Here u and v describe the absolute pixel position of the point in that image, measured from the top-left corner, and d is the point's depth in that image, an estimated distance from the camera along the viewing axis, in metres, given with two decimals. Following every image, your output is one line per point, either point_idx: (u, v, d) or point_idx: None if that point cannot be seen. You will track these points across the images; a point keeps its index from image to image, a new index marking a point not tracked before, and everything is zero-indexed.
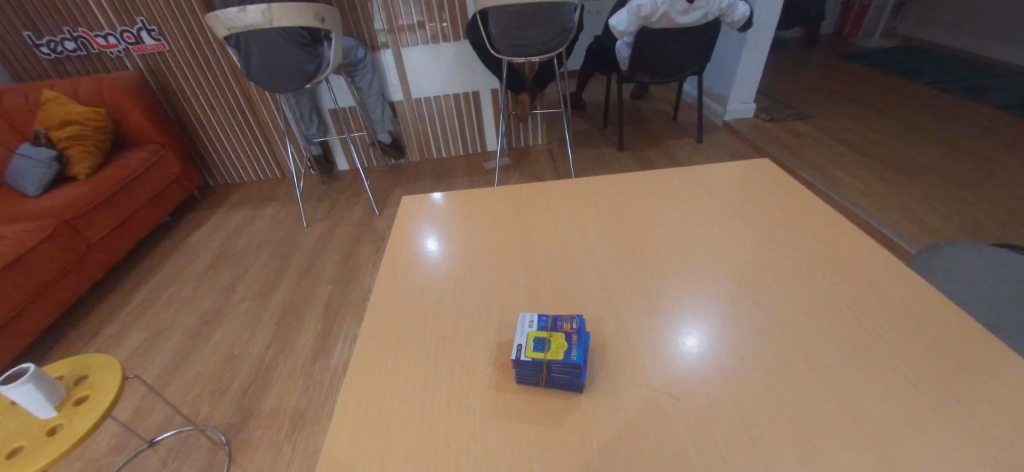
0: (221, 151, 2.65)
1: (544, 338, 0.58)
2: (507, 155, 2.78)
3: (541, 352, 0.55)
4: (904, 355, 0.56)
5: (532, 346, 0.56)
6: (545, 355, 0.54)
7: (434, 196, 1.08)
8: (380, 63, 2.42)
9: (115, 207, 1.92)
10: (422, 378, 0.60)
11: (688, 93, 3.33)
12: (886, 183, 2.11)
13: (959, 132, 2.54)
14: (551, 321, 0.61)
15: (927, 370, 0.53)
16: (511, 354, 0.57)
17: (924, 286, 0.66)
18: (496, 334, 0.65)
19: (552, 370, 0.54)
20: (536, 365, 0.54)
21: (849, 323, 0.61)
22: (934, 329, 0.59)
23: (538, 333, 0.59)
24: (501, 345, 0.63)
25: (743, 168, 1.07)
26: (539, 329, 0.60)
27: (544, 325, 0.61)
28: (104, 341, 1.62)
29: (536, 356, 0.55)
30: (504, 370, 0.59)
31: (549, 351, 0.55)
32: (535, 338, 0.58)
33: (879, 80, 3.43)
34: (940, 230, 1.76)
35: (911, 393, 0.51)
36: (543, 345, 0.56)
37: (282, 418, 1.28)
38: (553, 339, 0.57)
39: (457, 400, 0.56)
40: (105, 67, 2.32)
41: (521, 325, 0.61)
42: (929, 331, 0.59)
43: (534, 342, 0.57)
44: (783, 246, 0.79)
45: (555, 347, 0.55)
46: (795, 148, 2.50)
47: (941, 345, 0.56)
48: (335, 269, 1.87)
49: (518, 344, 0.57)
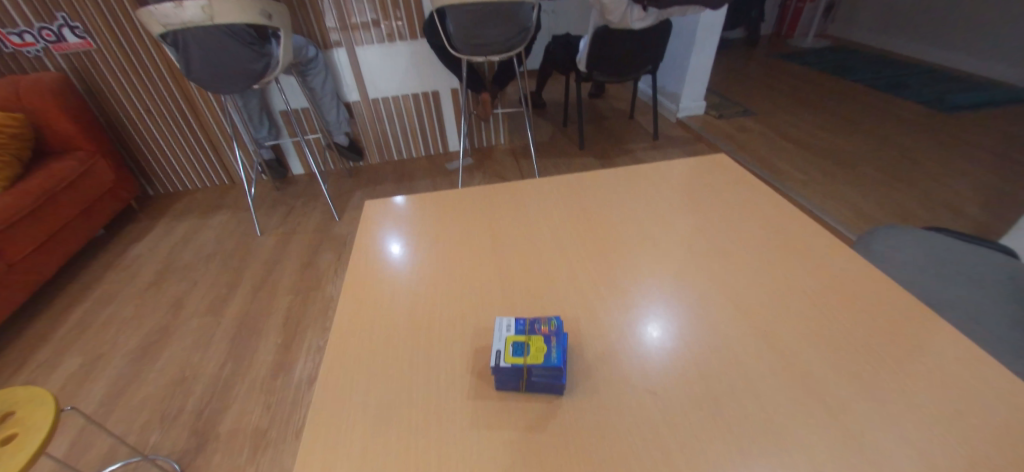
0: (161, 158, 2.47)
1: (523, 342, 0.58)
2: (470, 155, 2.78)
3: (521, 356, 0.56)
4: (848, 338, 0.61)
5: (512, 352, 0.57)
6: (525, 360, 0.55)
7: (398, 199, 1.07)
8: (334, 62, 2.35)
9: (39, 223, 1.74)
10: (398, 390, 0.59)
11: (643, 92, 3.46)
12: (823, 173, 2.29)
13: (883, 124, 2.80)
14: (528, 324, 0.62)
15: (868, 352, 0.59)
16: (490, 361, 0.57)
17: (861, 273, 0.73)
18: (470, 340, 0.65)
19: (533, 374, 0.55)
20: (516, 370, 0.55)
21: (796, 309, 0.67)
22: (871, 313, 0.65)
23: (516, 337, 0.60)
24: (477, 351, 0.63)
25: (694, 164, 1.13)
26: (516, 333, 0.60)
27: (522, 328, 0.61)
28: (32, 371, 1.47)
29: (516, 361, 0.55)
30: (481, 377, 0.59)
31: (530, 355, 0.56)
32: (513, 342, 0.59)
33: (814, 78, 3.71)
34: (870, 216, 1.94)
35: (854, 372, 0.56)
36: (522, 350, 0.57)
37: (243, 438, 1.22)
38: (532, 343, 0.58)
39: (436, 412, 0.55)
40: (21, 68, 2.10)
41: (499, 330, 0.61)
42: (867, 315, 0.64)
43: (513, 347, 0.58)
44: (736, 239, 0.84)
45: (534, 352, 0.56)
46: (742, 143, 2.67)
47: (875, 327, 0.62)
48: (295, 278, 1.80)
49: (497, 350, 0.57)
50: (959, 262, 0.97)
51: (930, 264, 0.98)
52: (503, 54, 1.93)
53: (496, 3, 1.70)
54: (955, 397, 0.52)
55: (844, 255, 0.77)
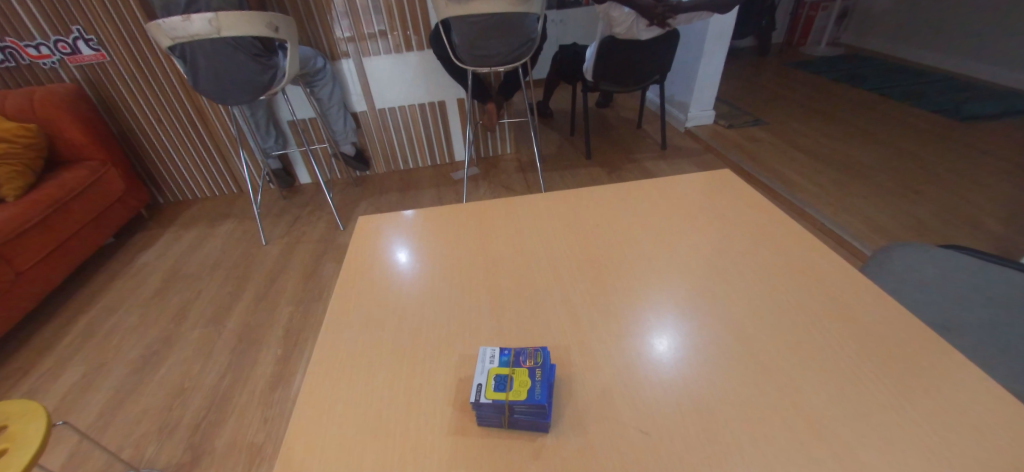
0: (171, 168, 2.51)
1: (506, 375, 0.56)
2: (476, 164, 2.77)
3: (503, 392, 0.53)
4: (856, 374, 0.57)
5: (493, 386, 0.55)
6: (507, 396, 0.53)
7: (391, 219, 1.07)
8: (341, 73, 2.37)
9: (49, 231, 1.77)
10: (381, 424, 0.57)
11: (651, 101, 3.43)
12: (837, 185, 2.23)
13: (899, 135, 2.72)
14: (513, 355, 0.59)
15: (879, 390, 0.55)
16: (471, 396, 0.55)
17: (871, 302, 0.69)
18: (457, 369, 0.63)
19: (515, 411, 0.53)
20: (498, 406, 0.53)
21: (800, 339, 0.63)
22: (882, 346, 0.61)
23: (499, 370, 0.57)
24: (461, 382, 0.61)
25: (697, 181, 1.10)
26: (500, 364, 0.58)
27: (506, 360, 0.59)
28: (36, 379, 1.47)
29: (498, 397, 0.53)
30: (465, 411, 0.57)
31: (512, 390, 0.53)
32: (496, 375, 0.56)
33: (826, 87, 3.64)
34: (887, 230, 1.87)
35: (862, 414, 0.52)
36: (504, 385, 0.54)
37: (238, 453, 1.20)
38: (515, 376, 0.56)
39: (416, 449, 0.53)
40: (37, 79, 2.15)
41: (482, 361, 0.59)
42: (878, 349, 0.61)
43: (495, 380, 0.55)
44: (736, 263, 0.81)
45: (518, 387, 0.54)
46: (752, 154, 2.62)
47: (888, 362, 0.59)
48: (297, 288, 1.79)
49: (478, 384, 0.55)
50: (982, 283, 0.92)
51: (952, 286, 0.93)
52: (509, 65, 1.91)
53: (502, 13, 1.69)
54: (977, 445, 0.48)
55: (852, 281, 0.74)
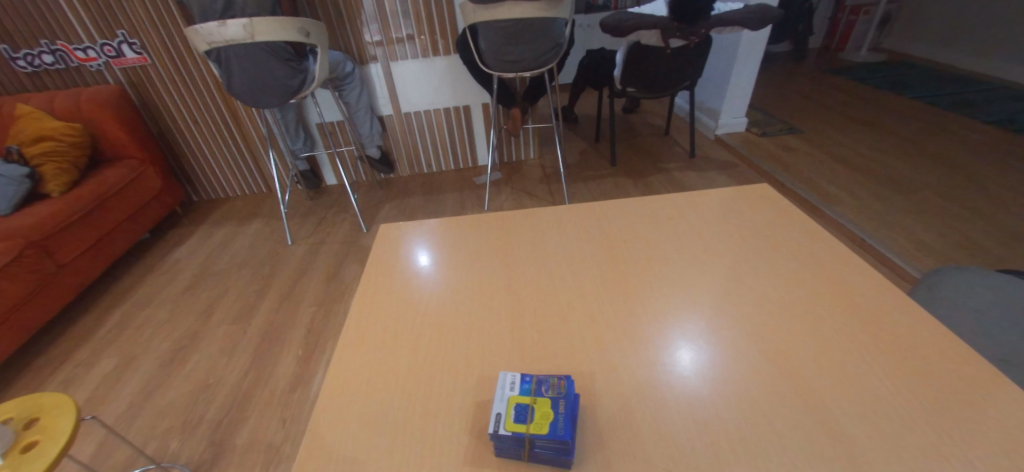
0: (206, 168, 2.60)
1: (527, 405, 0.54)
2: (498, 169, 2.75)
3: (524, 423, 0.52)
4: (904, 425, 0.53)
5: (513, 416, 0.53)
6: (528, 428, 0.51)
7: (413, 227, 1.06)
8: (369, 77, 2.39)
9: (89, 226, 1.84)
10: (398, 452, 0.55)
11: (680, 107, 3.34)
12: (881, 199, 2.10)
13: (950, 146, 2.55)
14: (535, 384, 0.57)
15: (938, 450, 0.50)
16: (490, 425, 0.53)
17: (929, 343, 0.64)
18: (473, 394, 0.62)
19: (536, 444, 0.51)
20: (518, 439, 0.51)
21: (842, 382, 0.59)
22: (940, 396, 0.56)
23: (519, 398, 0.56)
24: (477, 409, 0.59)
25: (728, 198, 1.05)
26: (520, 393, 0.56)
27: (527, 388, 0.57)
28: (71, 369, 1.53)
29: (518, 429, 0.51)
30: (483, 441, 0.55)
31: (533, 423, 0.51)
32: (517, 404, 0.55)
33: (868, 94, 3.46)
34: (937, 249, 1.74)
35: None
36: (526, 415, 0.53)
37: (256, 453, 1.20)
38: (537, 407, 0.54)
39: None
40: (84, 81, 2.27)
41: (502, 387, 0.57)
42: (933, 398, 0.56)
43: (515, 410, 0.54)
44: (772, 291, 0.77)
45: (539, 419, 0.52)
46: (787, 164, 2.50)
47: (953, 416, 0.53)
48: (320, 289, 1.81)
49: (498, 414, 0.53)
50: None
51: (1021, 312, 0.83)
52: (535, 70, 1.88)
53: (529, 18, 1.67)
54: None
55: (903, 316, 0.69)
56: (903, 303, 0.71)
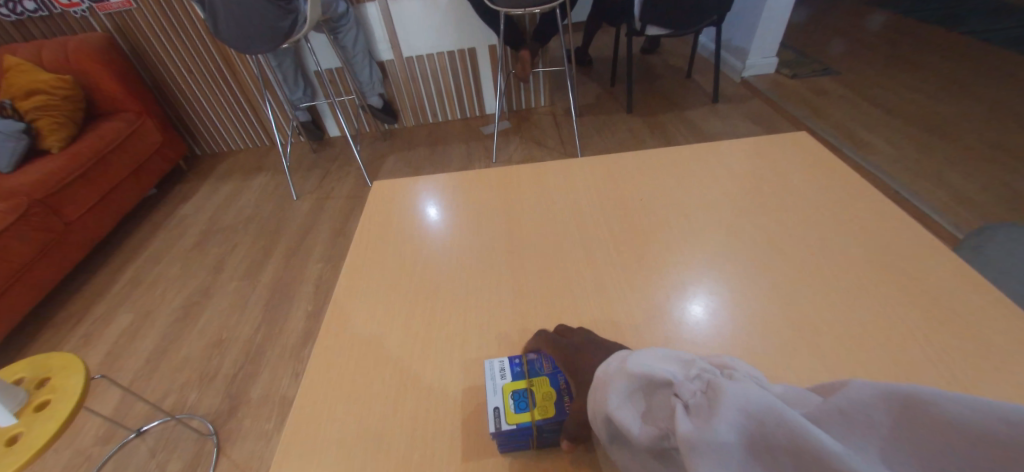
0: (206, 121, 2.53)
1: (524, 391, 0.52)
2: (507, 118, 2.61)
3: (527, 411, 0.49)
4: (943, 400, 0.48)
5: (513, 407, 0.50)
6: (533, 415, 0.49)
7: (411, 181, 0.98)
8: (367, 18, 2.21)
9: (92, 183, 1.82)
10: (389, 423, 0.53)
11: (704, 46, 3.07)
12: (919, 147, 1.94)
13: (1004, 87, 2.31)
14: (527, 364, 0.55)
15: None
16: (490, 423, 0.49)
17: (982, 313, 0.56)
18: (467, 368, 0.58)
19: (549, 427, 0.48)
20: (525, 430, 0.48)
21: (878, 357, 0.53)
22: (990, 372, 0.50)
23: (514, 385, 0.53)
24: (469, 386, 0.56)
25: (756, 148, 0.95)
26: (514, 379, 0.54)
27: (519, 372, 0.54)
28: (92, 325, 1.58)
29: (523, 420, 0.48)
30: (483, 422, 0.52)
31: (537, 408, 0.50)
32: (513, 393, 0.52)
33: (916, 29, 3.12)
34: (975, 202, 1.62)
35: None
36: (527, 403, 0.50)
37: (272, 405, 1.24)
38: (536, 390, 0.52)
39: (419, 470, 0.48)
40: (71, 29, 2.16)
41: (492, 376, 0.54)
42: (979, 371, 0.50)
43: (513, 400, 0.51)
44: (805, 251, 0.69)
45: (541, 404, 0.50)
46: (819, 109, 2.30)
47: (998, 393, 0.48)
48: (326, 244, 1.79)
49: (496, 408, 0.50)
50: None
51: None
52: (544, 6, 1.70)
53: None
54: None
55: (952, 282, 0.61)
56: (954, 267, 0.63)
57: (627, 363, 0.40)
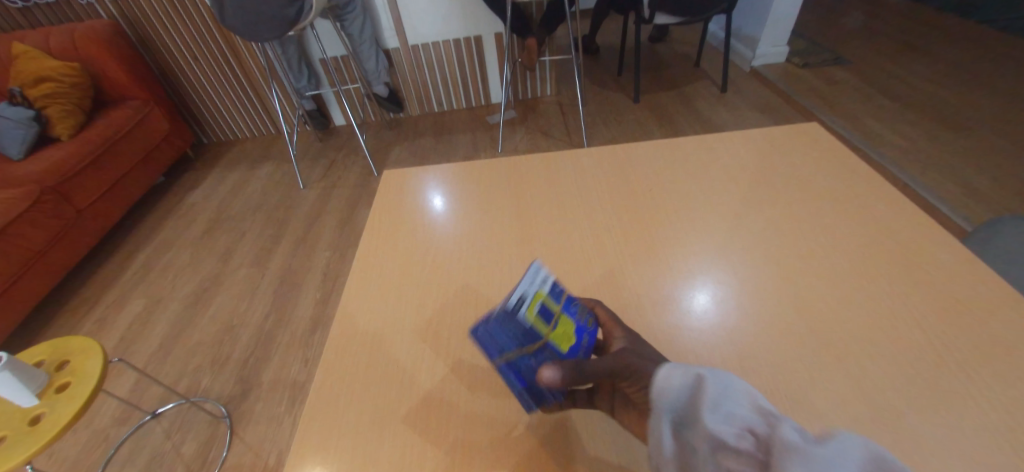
0: (212, 109, 2.53)
1: (554, 310, 0.49)
2: (513, 107, 2.59)
3: (546, 328, 0.48)
4: (946, 389, 0.48)
5: (538, 312, 0.48)
6: (547, 335, 0.47)
7: (419, 170, 0.99)
8: (372, 5, 2.19)
9: (103, 170, 1.84)
10: (401, 406, 0.55)
11: (714, 34, 3.02)
12: (931, 139, 1.91)
13: (1021, 78, 2.26)
14: (566, 295, 0.52)
15: (986, 421, 0.45)
16: (509, 301, 0.46)
17: (990, 305, 0.57)
18: (476, 354, 0.60)
19: (541, 355, 0.47)
20: (529, 338, 0.47)
21: (888, 350, 0.53)
22: (994, 363, 0.50)
23: (548, 297, 0.50)
24: (478, 370, 0.58)
25: (766, 137, 0.94)
26: (551, 293, 0.50)
27: (557, 293, 0.51)
28: (105, 310, 1.61)
29: (538, 328, 0.47)
30: (493, 409, 0.53)
31: (555, 333, 0.48)
32: (544, 301, 0.49)
33: (931, 17, 3.05)
34: (985, 195, 1.60)
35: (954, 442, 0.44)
36: (550, 320, 0.48)
37: (282, 389, 1.26)
38: (563, 320, 0.49)
39: (433, 451, 0.50)
40: (77, 16, 2.16)
41: (536, 274, 0.50)
42: (982, 362, 0.51)
43: (541, 307, 0.48)
44: (813, 243, 0.69)
45: (560, 332, 0.48)
46: (830, 99, 2.27)
47: (1001, 385, 0.48)
48: (333, 233, 1.81)
49: (524, 295, 0.47)
50: None
51: None
52: None
53: None
54: None
55: (962, 274, 0.61)
56: (960, 259, 0.63)
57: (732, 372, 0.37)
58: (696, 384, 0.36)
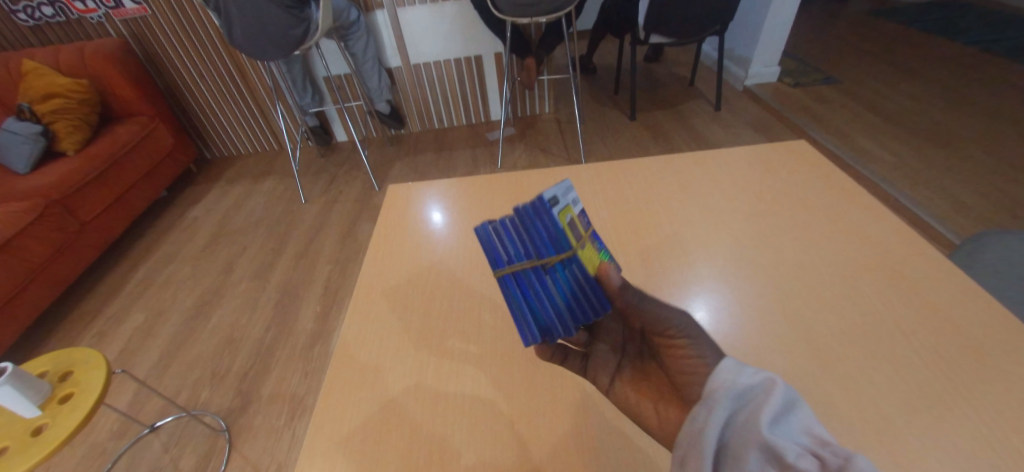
0: (217, 125, 2.57)
1: (588, 233, 0.53)
2: (512, 124, 2.65)
3: (576, 242, 0.51)
4: (935, 397, 0.50)
5: (572, 224, 0.52)
6: (576, 250, 0.51)
7: (423, 184, 1.01)
8: (376, 26, 2.26)
9: (107, 184, 1.86)
10: (406, 416, 0.56)
11: (707, 54, 3.12)
12: (920, 155, 1.96)
13: (1004, 97, 2.34)
14: (604, 229, 0.57)
15: (972, 428, 0.47)
16: (546, 196, 0.50)
17: (975, 316, 0.59)
18: (479, 365, 0.61)
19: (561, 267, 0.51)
20: (557, 246, 0.50)
21: (876, 359, 0.55)
22: (980, 372, 0.52)
23: (584, 217, 0.54)
24: (481, 381, 0.59)
25: (758, 153, 0.98)
26: (587, 215, 0.55)
27: (594, 221, 0.56)
28: (104, 323, 1.60)
29: (569, 238, 0.51)
30: (497, 417, 0.55)
31: (583, 252, 0.51)
32: (579, 216, 0.53)
33: (917, 39, 3.16)
34: (974, 210, 1.64)
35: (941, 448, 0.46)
36: (582, 237, 0.52)
37: (283, 402, 1.26)
38: (596, 245, 0.54)
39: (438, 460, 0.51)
40: (87, 34, 2.22)
41: (578, 191, 0.54)
42: (968, 371, 0.53)
43: (576, 220, 0.52)
44: (803, 257, 0.71)
45: (588, 253, 0.52)
46: (821, 117, 2.33)
47: (987, 393, 0.50)
48: (334, 247, 1.82)
49: (563, 200, 0.51)
50: None
51: None
52: (551, 14, 1.74)
53: None
54: None
55: (948, 287, 0.64)
56: (945, 271, 0.66)
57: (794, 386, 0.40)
58: (766, 392, 0.37)
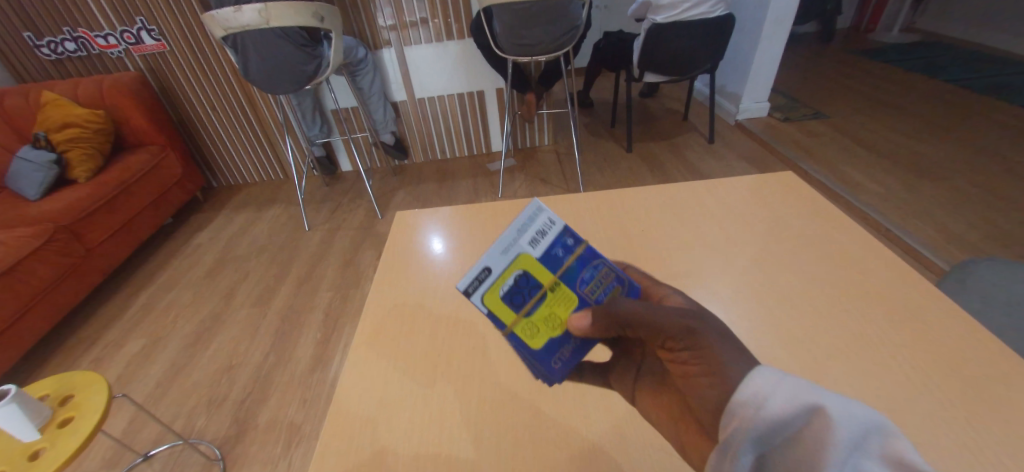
0: (225, 155, 2.64)
1: (536, 287, 0.52)
2: (512, 155, 2.73)
3: (515, 313, 0.51)
4: (930, 422, 0.51)
5: (507, 292, 0.51)
6: (513, 326, 0.51)
7: (427, 211, 1.05)
8: (383, 62, 2.37)
9: (115, 211, 1.90)
10: (409, 442, 0.57)
11: (700, 90, 3.26)
12: (908, 187, 2.02)
13: (987, 132, 2.43)
14: (570, 259, 0.53)
15: (965, 451, 0.48)
16: (466, 282, 0.50)
17: (963, 342, 0.61)
18: (480, 391, 0.63)
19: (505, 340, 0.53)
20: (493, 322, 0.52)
21: (873, 386, 0.57)
22: (972, 396, 0.54)
23: (531, 268, 0.51)
24: (482, 406, 0.61)
25: (750, 184, 1.02)
26: (537, 260, 0.51)
27: (551, 259, 0.52)
28: (101, 350, 1.59)
29: (503, 312, 0.51)
30: (498, 442, 0.56)
31: (526, 322, 0.51)
32: (520, 275, 0.51)
33: (900, 77, 3.31)
34: (966, 240, 1.67)
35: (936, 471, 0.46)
36: (523, 304, 0.51)
37: (280, 431, 1.24)
38: (550, 297, 0.52)
39: None
40: (105, 68, 2.32)
41: (520, 236, 0.50)
42: (961, 396, 0.54)
43: (513, 282, 0.51)
44: (795, 284, 0.74)
45: (531, 322, 0.52)
46: (811, 150, 2.41)
47: (978, 417, 0.51)
48: (336, 274, 1.84)
49: (489, 272, 0.50)
50: None
51: None
52: (552, 53, 1.83)
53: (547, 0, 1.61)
54: None
55: (936, 313, 0.66)
56: (932, 300, 0.68)
57: (858, 402, 0.31)
58: (807, 432, 0.30)
